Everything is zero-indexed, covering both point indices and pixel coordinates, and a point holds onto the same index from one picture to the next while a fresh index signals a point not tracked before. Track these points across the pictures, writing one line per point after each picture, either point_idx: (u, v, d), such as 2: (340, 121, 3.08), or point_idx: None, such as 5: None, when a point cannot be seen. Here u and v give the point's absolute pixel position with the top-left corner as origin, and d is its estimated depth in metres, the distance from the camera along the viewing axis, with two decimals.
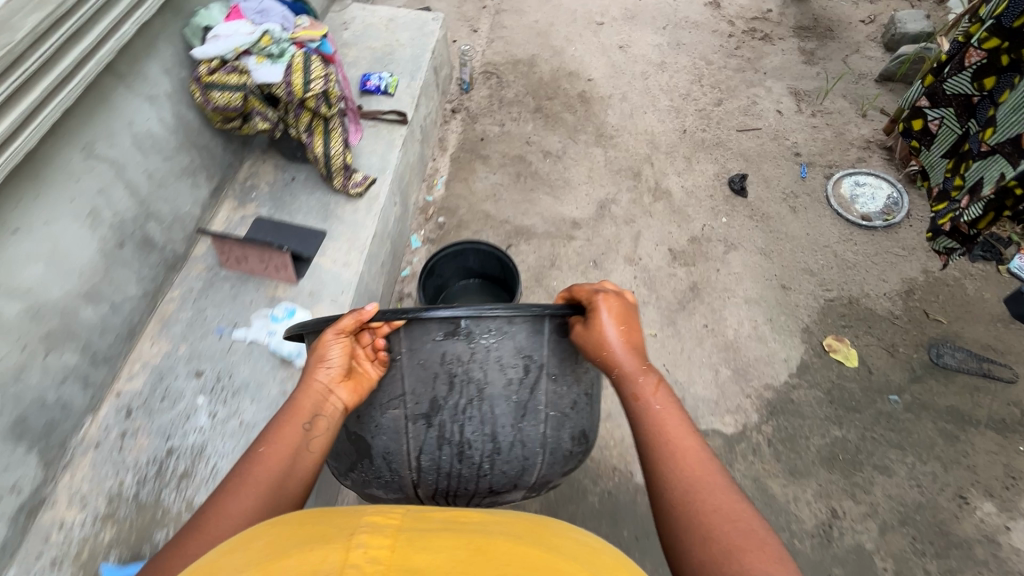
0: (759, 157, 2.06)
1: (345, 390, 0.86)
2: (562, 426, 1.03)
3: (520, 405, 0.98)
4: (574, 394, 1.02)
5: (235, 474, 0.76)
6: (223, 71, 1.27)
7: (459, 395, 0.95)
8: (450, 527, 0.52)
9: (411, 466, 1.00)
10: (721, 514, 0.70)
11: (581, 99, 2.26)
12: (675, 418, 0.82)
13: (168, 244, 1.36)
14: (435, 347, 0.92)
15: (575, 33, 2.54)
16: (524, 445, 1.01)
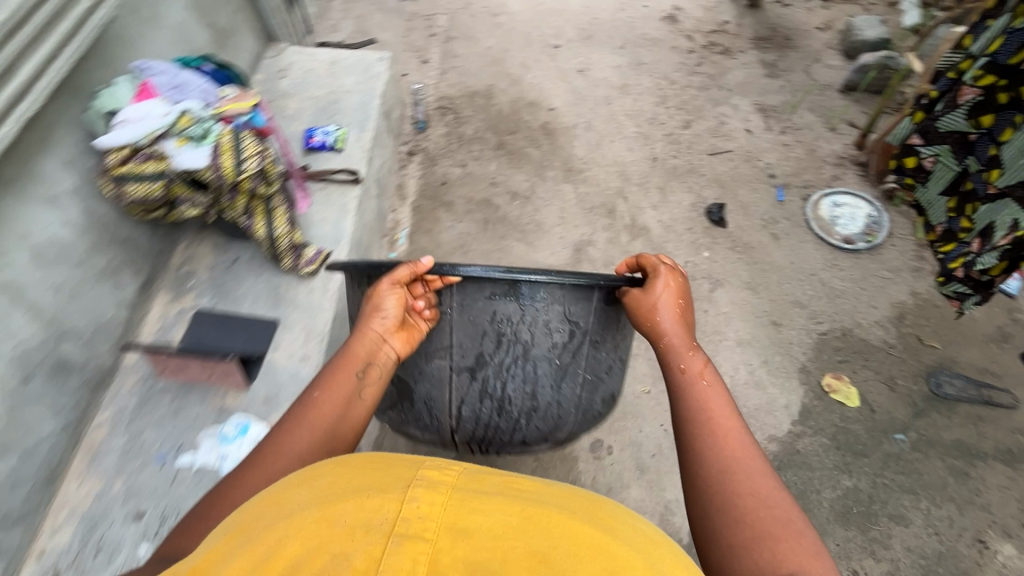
0: (734, 183, 1.99)
1: (399, 341, 0.98)
2: (598, 389, 1.20)
3: (560, 368, 1.13)
4: (610, 358, 1.18)
5: (298, 410, 0.89)
6: (137, 160, 1.09)
7: (504, 353, 1.09)
8: (506, 496, 0.51)
9: (452, 413, 1.16)
10: (756, 505, 0.67)
11: (544, 131, 2.14)
12: (715, 393, 0.83)
13: (91, 360, 1.17)
14: (488, 305, 1.04)
15: (531, 58, 2.42)
16: (559, 404, 1.17)
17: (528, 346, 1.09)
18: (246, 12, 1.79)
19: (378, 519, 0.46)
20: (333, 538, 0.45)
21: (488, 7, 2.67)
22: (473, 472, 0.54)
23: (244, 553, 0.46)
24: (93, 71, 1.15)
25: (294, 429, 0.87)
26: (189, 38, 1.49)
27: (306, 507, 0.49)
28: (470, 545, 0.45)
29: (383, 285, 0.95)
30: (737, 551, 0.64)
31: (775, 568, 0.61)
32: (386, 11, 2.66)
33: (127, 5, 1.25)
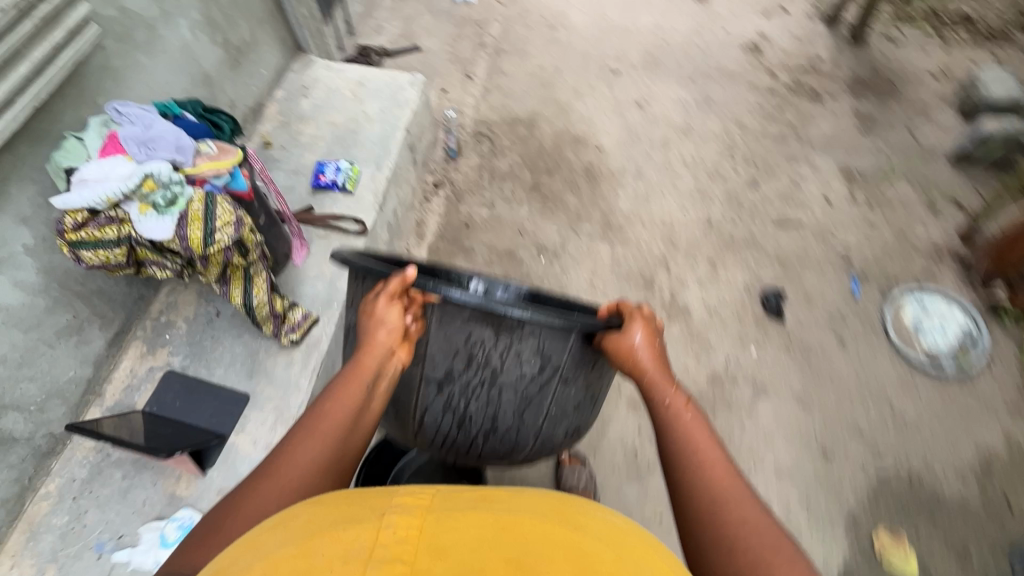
0: (799, 264, 1.70)
1: (405, 352, 0.87)
2: (568, 418, 1.03)
3: (526, 398, 0.97)
4: (582, 396, 1.01)
5: (302, 425, 0.77)
6: (95, 224, 0.96)
7: (473, 374, 0.94)
8: (478, 507, 0.48)
9: (414, 419, 1.01)
10: (747, 542, 0.60)
11: (587, 175, 1.90)
12: (700, 427, 0.71)
13: (41, 428, 1.07)
14: (463, 327, 0.89)
15: (585, 84, 2.17)
16: (519, 432, 1.01)
17: (496, 370, 0.93)
18: (271, 23, 1.63)
19: (354, 550, 0.42)
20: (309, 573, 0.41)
21: (546, 17, 2.42)
22: (445, 488, 0.50)
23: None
24: (65, 111, 1.02)
25: (304, 441, 0.76)
26: (195, 59, 1.35)
27: (282, 544, 0.44)
28: (447, 565, 0.41)
29: (384, 295, 0.83)
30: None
31: None
32: (435, 13, 2.45)
33: (117, 31, 1.11)
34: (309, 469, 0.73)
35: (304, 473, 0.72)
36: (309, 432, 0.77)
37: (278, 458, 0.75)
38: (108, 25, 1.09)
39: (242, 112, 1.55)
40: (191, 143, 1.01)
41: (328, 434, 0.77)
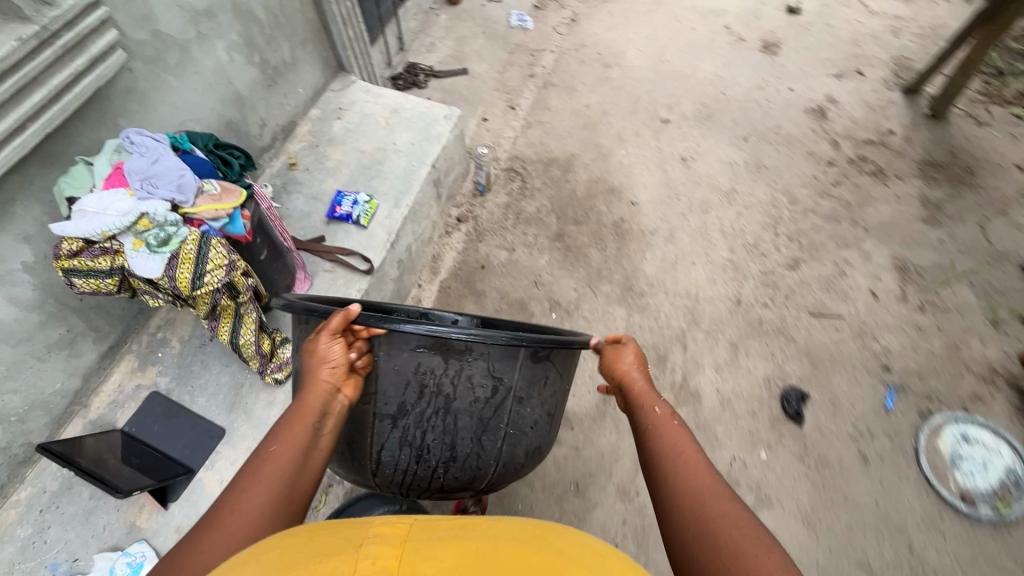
0: (830, 363, 1.56)
1: (351, 387, 0.86)
2: (525, 442, 1.01)
3: (481, 421, 0.95)
4: (537, 414, 1.00)
5: (244, 472, 0.74)
6: (89, 253, 0.96)
7: (427, 403, 0.93)
8: (454, 534, 0.57)
9: (371, 459, 0.97)
10: (725, 526, 0.63)
11: (616, 231, 1.81)
12: (682, 433, 0.78)
13: (20, 437, 1.09)
14: (411, 357, 0.90)
15: (631, 130, 2.07)
16: (479, 456, 0.98)
17: (450, 397, 0.93)
18: (315, 43, 1.62)
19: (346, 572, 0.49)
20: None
21: (602, 53, 2.33)
22: (423, 519, 0.59)
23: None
24: (82, 134, 1.02)
25: (247, 488, 0.71)
26: (228, 80, 1.34)
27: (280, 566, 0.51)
28: None
29: (325, 334, 0.82)
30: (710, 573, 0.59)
31: None
32: (490, 36, 2.41)
33: (147, 53, 1.11)
34: (257, 515, 0.69)
35: (250, 522, 0.67)
36: (252, 477, 0.73)
37: (220, 510, 0.69)
38: (138, 48, 1.09)
39: (272, 130, 1.54)
40: (194, 182, 0.99)
41: (275, 477, 0.73)
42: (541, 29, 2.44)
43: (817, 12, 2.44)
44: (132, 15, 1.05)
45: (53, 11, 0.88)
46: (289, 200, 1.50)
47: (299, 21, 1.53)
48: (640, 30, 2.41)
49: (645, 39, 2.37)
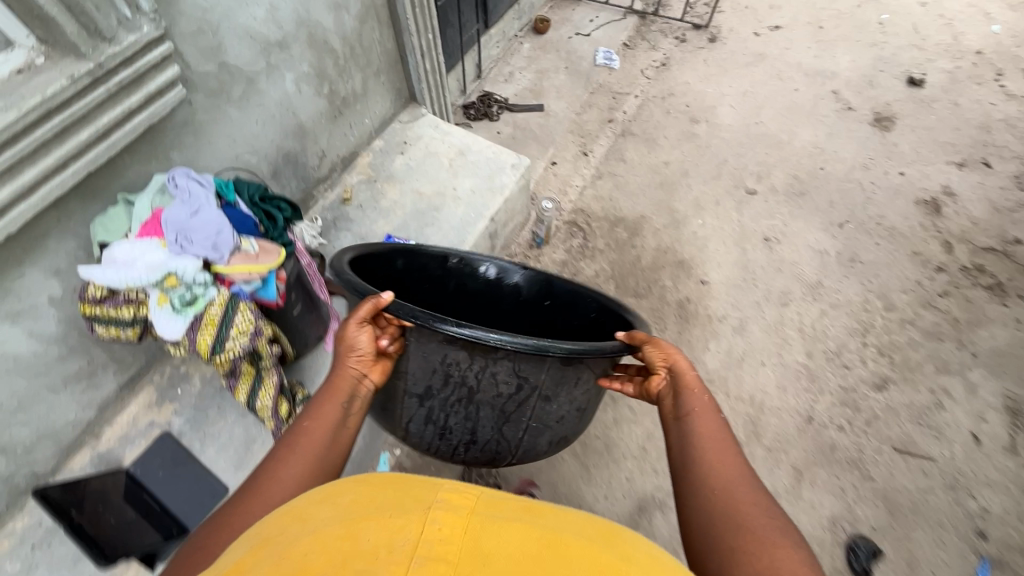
0: (912, 515, 1.33)
1: (379, 373, 0.85)
2: (552, 431, 0.96)
3: (503, 413, 0.91)
4: (565, 410, 0.92)
5: (279, 446, 0.74)
6: (112, 303, 0.89)
7: (451, 391, 0.89)
8: (524, 517, 0.46)
9: (398, 428, 0.98)
10: (753, 518, 0.62)
11: (679, 313, 1.64)
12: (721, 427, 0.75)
13: (25, 467, 1.04)
14: (439, 348, 0.84)
15: (710, 198, 1.89)
16: (500, 442, 0.96)
17: (473, 388, 0.88)
18: (389, 73, 1.54)
19: (400, 542, 0.41)
20: (356, 557, 0.40)
21: (691, 106, 2.15)
22: (490, 492, 0.48)
23: (273, 564, 0.41)
24: (129, 168, 0.96)
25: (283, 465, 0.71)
26: (293, 111, 1.27)
27: (330, 522, 0.44)
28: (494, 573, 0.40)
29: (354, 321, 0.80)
30: (736, 559, 0.59)
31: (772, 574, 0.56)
32: (573, 73, 2.28)
33: (210, 86, 1.04)
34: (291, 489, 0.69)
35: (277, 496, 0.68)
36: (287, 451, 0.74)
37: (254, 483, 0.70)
38: (201, 80, 1.02)
39: (331, 162, 1.47)
40: (233, 237, 0.91)
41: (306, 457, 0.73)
42: (628, 70, 2.29)
43: (943, 86, 2.17)
44: (200, 47, 0.99)
45: (110, 49, 0.81)
46: (337, 238, 1.42)
47: (376, 52, 1.45)
48: (736, 84, 2.21)
49: (741, 95, 2.18)
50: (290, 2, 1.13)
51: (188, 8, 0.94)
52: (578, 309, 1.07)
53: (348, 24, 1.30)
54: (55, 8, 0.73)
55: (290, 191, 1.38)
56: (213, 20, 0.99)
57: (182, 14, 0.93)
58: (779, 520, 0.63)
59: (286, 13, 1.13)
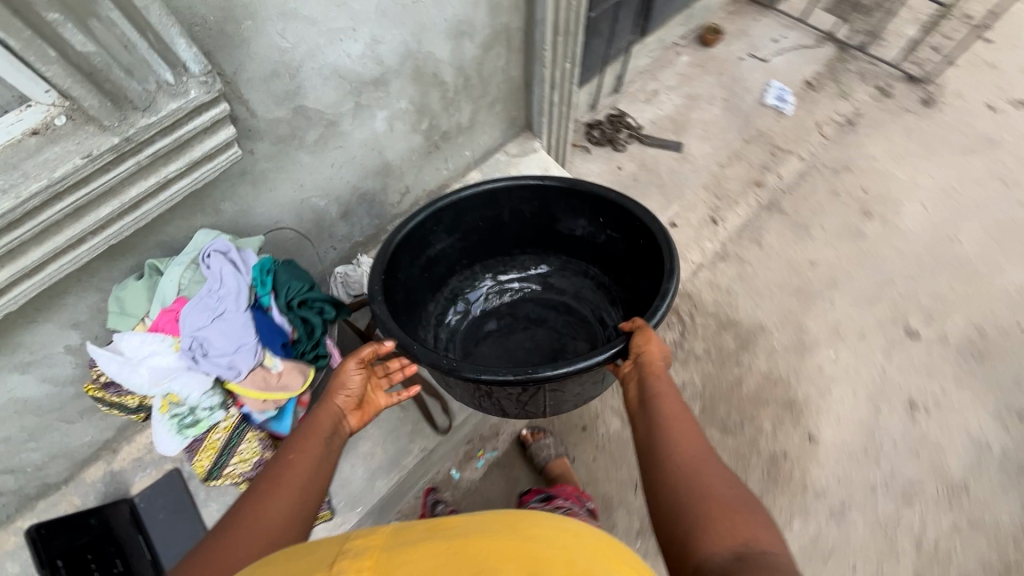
0: None
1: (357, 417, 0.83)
2: (571, 401, 1.07)
3: (523, 399, 1.00)
4: (577, 389, 1.01)
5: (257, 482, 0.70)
6: (116, 390, 0.77)
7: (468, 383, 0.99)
8: (428, 536, 0.46)
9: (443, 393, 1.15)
10: (720, 494, 0.62)
11: (768, 470, 1.35)
12: (677, 403, 0.77)
13: (37, 478, 1.02)
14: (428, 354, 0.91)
15: (855, 326, 1.51)
16: (530, 413, 1.09)
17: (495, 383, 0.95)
18: (508, 103, 1.26)
19: None
20: None
21: (869, 192, 1.69)
22: (397, 524, 0.48)
23: None
24: (167, 226, 0.81)
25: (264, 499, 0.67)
26: (379, 150, 1.06)
27: None
28: None
29: (354, 359, 0.83)
30: (704, 526, 0.58)
31: (732, 537, 0.56)
32: (732, 108, 1.85)
33: (280, 133, 0.85)
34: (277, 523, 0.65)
35: (271, 524, 0.65)
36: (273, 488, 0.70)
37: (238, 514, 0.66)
38: (269, 127, 0.83)
39: (414, 197, 1.26)
40: (259, 350, 0.75)
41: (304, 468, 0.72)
42: (801, 120, 1.83)
43: None
44: (273, 93, 0.79)
45: (145, 120, 0.62)
46: None
47: (497, 82, 1.18)
48: (938, 175, 1.71)
49: (941, 193, 1.68)
50: (399, 34, 0.88)
51: (261, 50, 0.73)
52: (622, 217, 1.18)
53: (468, 54, 1.04)
54: (69, 81, 0.54)
55: (360, 230, 1.20)
56: (294, 62, 0.78)
57: (252, 57, 0.72)
58: (736, 487, 0.64)
59: (390, 47, 0.89)
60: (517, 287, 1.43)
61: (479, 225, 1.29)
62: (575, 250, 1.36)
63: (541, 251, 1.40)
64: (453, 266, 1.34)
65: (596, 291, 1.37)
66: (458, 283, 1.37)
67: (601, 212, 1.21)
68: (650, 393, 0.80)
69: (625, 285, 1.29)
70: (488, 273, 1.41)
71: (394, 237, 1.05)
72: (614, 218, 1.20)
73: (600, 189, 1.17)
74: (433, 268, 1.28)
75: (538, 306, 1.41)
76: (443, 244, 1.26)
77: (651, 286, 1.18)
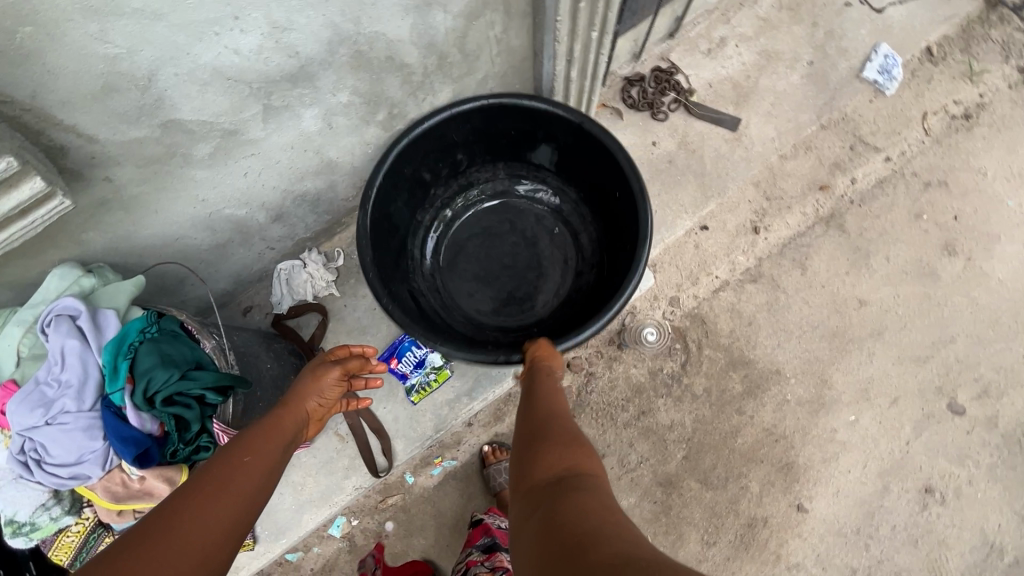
0: None
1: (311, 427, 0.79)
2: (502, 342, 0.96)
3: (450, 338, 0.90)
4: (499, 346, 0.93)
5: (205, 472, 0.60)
6: None
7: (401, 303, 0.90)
8: None
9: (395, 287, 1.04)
10: (566, 432, 0.66)
11: (742, 534, 1.24)
12: (552, 381, 0.79)
13: None
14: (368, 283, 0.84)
15: (889, 389, 1.28)
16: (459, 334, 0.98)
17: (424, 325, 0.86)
18: (507, 76, 0.94)
19: None
20: None
21: (960, 221, 1.36)
22: None
23: None
24: (3, 272, 0.62)
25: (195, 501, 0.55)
26: (316, 150, 0.80)
27: None
28: None
29: (339, 369, 0.79)
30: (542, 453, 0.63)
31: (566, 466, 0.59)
32: (819, 75, 1.42)
33: (148, 152, 0.62)
34: (221, 531, 0.54)
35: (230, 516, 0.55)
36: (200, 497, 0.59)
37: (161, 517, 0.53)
38: (128, 149, 0.60)
39: None
40: (112, 457, 0.61)
41: (261, 465, 0.63)
42: (903, 107, 1.42)
43: None
44: (114, 112, 0.55)
45: None
46: (353, 295, 1.06)
47: (489, 55, 0.86)
48: None
49: None
50: (319, 15, 0.59)
51: (73, 63, 0.49)
52: (632, 201, 0.89)
53: (440, 28, 0.73)
54: None
55: (304, 227, 0.97)
56: (139, 70, 0.53)
57: (57, 74, 0.49)
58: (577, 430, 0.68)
59: (306, 33, 0.60)
60: (533, 202, 1.10)
61: (510, 130, 0.97)
62: (597, 204, 1.01)
63: (565, 178, 1.04)
64: (471, 155, 1.02)
65: (596, 247, 1.04)
66: (474, 179, 1.08)
67: (623, 187, 0.90)
68: (542, 372, 0.80)
69: (611, 262, 0.99)
70: (511, 179, 1.08)
71: (385, 160, 0.84)
72: (626, 198, 0.91)
73: (629, 166, 0.86)
74: (443, 165, 1.00)
75: (543, 231, 1.08)
76: (462, 143, 0.98)
77: (626, 262, 0.92)
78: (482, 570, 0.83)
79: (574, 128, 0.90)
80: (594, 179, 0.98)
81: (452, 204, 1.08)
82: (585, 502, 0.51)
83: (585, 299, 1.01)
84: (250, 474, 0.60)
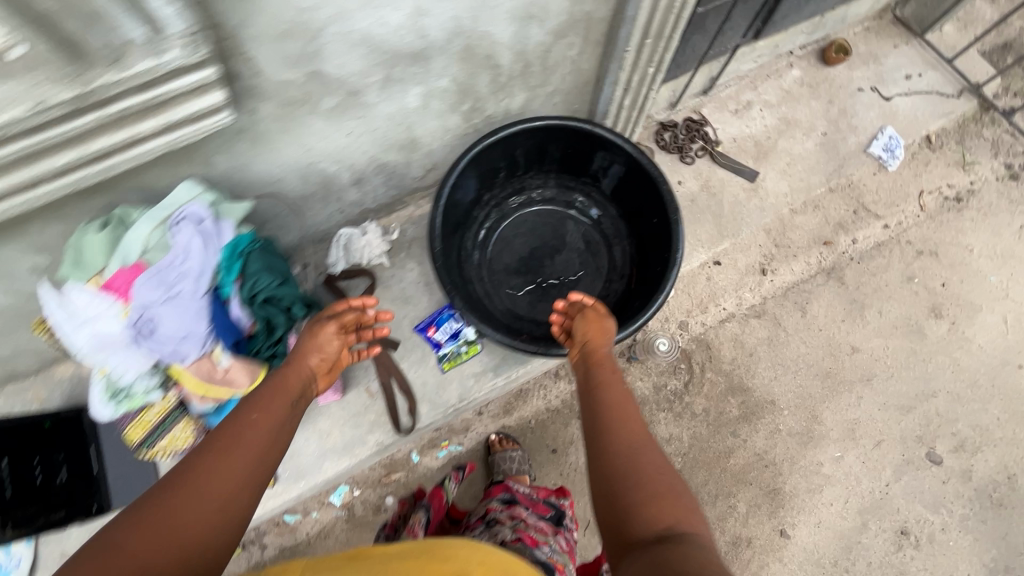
0: None
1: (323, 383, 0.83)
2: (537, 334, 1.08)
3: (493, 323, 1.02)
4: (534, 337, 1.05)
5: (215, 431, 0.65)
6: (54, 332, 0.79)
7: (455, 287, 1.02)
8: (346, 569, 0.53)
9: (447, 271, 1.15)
10: (654, 471, 0.66)
11: (726, 551, 1.30)
12: (621, 389, 0.80)
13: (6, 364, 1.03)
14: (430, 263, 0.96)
15: (873, 432, 1.38)
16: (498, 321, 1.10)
17: (471, 309, 0.98)
18: (571, 95, 1.09)
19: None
20: None
21: (947, 288, 1.49)
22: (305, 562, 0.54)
23: None
24: (144, 175, 0.73)
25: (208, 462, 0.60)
26: (407, 125, 0.93)
27: None
28: None
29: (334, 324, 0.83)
30: (639, 504, 0.63)
31: (664, 523, 0.60)
32: (832, 144, 1.59)
33: (290, 95, 0.74)
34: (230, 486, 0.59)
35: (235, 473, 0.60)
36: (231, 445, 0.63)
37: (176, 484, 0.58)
38: (278, 88, 0.72)
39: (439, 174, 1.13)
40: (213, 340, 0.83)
41: (267, 421, 0.67)
42: (903, 183, 1.59)
43: None
44: (283, 54, 0.68)
45: (110, 76, 0.55)
46: (401, 267, 1.16)
47: (562, 72, 1.01)
48: None
49: None
50: (450, 8, 0.73)
51: (275, 8, 0.61)
52: (666, 229, 1.02)
53: (533, 39, 0.87)
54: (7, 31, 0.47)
55: (373, 197, 1.09)
56: (314, 23, 0.66)
57: (261, 12, 0.61)
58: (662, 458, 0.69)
59: (437, 20, 0.74)
60: (576, 211, 1.22)
61: (568, 148, 1.11)
62: (635, 223, 1.14)
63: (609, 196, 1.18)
64: (530, 163, 1.15)
65: (629, 260, 1.16)
66: (528, 184, 1.20)
67: (660, 215, 1.03)
68: (604, 369, 0.84)
69: (641, 275, 1.12)
70: (560, 188, 1.21)
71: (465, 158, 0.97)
72: (662, 225, 1.04)
73: (667, 199, 1.00)
74: (506, 168, 1.13)
75: (582, 238, 1.20)
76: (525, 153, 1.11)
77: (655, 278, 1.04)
78: (501, 517, 0.90)
79: (625, 156, 1.04)
80: (636, 202, 1.11)
81: (506, 203, 1.20)
82: (692, 561, 0.54)
83: (615, 305, 1.13)
84: (254, 429, 0.65)
